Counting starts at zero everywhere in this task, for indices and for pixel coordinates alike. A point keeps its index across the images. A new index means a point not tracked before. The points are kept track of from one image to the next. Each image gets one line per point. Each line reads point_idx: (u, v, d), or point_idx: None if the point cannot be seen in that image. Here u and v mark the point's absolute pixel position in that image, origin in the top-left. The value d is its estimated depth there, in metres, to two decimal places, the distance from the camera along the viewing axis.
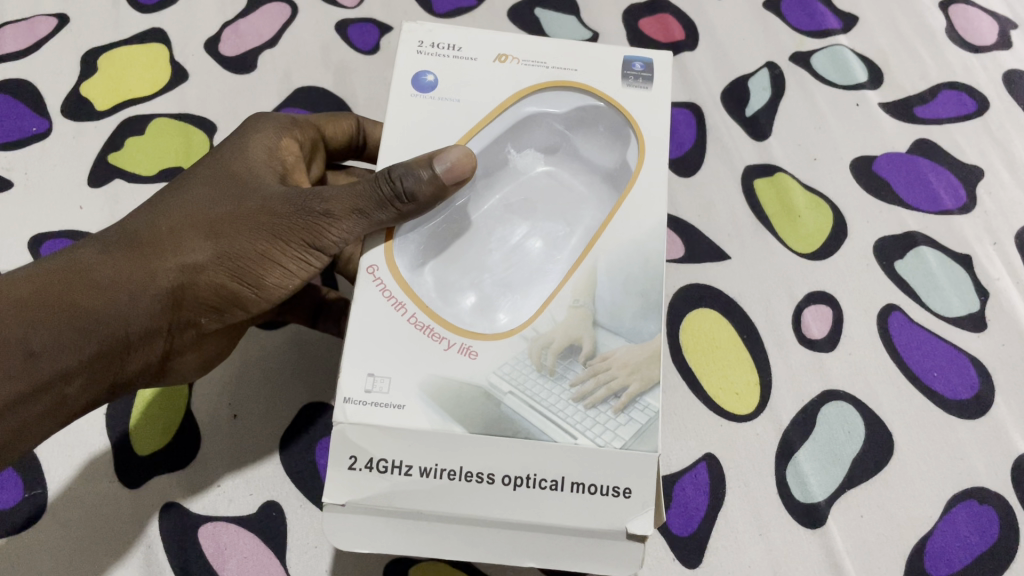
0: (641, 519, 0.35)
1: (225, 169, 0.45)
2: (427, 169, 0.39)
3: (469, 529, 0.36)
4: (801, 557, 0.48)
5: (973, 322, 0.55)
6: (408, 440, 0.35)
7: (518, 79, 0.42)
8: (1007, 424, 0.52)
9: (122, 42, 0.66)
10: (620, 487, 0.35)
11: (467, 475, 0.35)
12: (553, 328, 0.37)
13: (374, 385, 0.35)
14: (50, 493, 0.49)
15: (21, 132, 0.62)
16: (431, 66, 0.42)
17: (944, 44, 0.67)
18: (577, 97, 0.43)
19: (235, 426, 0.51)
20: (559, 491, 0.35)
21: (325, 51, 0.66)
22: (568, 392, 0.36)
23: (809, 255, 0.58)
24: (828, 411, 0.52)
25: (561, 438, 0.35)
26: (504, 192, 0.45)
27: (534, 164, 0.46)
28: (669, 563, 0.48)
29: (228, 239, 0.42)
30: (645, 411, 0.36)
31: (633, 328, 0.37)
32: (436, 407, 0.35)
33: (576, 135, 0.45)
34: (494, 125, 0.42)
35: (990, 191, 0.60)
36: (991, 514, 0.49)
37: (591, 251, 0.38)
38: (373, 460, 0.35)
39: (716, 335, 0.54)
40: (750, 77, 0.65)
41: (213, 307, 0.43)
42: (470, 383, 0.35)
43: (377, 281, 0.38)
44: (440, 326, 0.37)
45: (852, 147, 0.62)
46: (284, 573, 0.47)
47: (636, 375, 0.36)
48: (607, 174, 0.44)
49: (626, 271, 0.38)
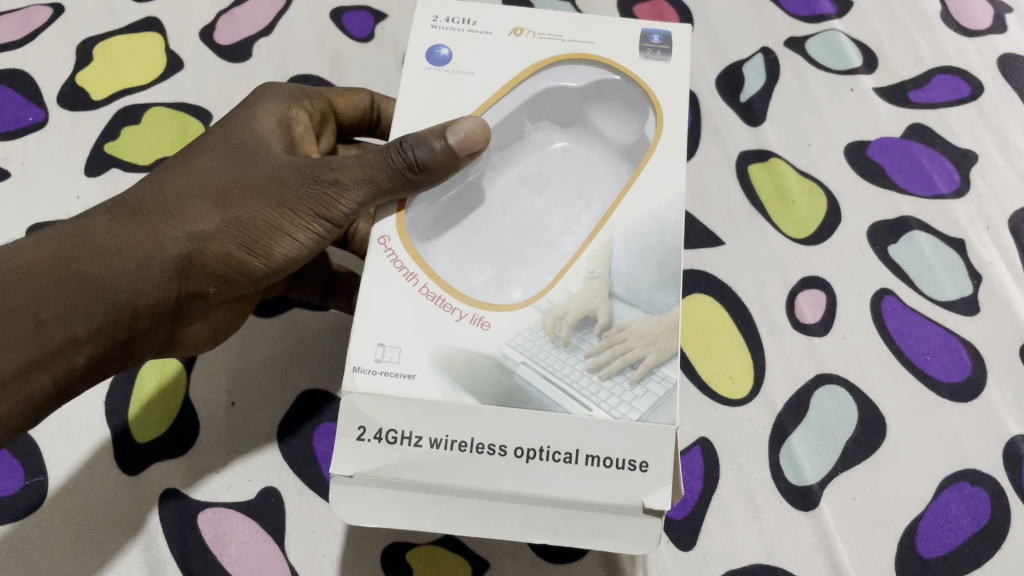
0: (658, 494, 0.35)
1: (234, 138, 0.45)
2: (440, 139, 0.39)
3: (478, 505, 0.36)
4: (794, 538, 0.49)
5: (966, 306, 0.56)
6: (418, 410, 0.35)
7: (533, 52, 0.43)
8: (999, 406, 0.53)
9: (117, 31, 0.66)
10: (637, 460, 0.35)
11: (478, 447, 0.35)
12: (568, 300, 0.37)
13: (384, 355, 0.36)
14: (51, 480, 0.49)
15: (18, 122, 0.62)
16: (445, 40, 0.42)
17: (939, 28, 0.67)
18: (594, 70, 0.44)
19: (232, 414, 0.52)
20: (573, 464, 0.35)
21: (319, 38, 0.66)
22: (583, 363, 0.36)
23: (803, 240, 0.58)
24: (820, 394, 0.53)
25: (576, 409, 0.35)
26: (520, 166, 0.47)
27: (550, 138, 0.48)
28: (662, 545, 0.48)
29: (236, 207, 0.42)
30: (662, 382, 0.36)
31: (651, 298, 0.37)
32: (446, 377, 0.36)
33: (592, 110, 0.46)
34: (507, 99, 0.43)
35: (984, 175, 0.61)
36: (982, 495, 0.50)
37: (607, 223, 0.39)
38: (382, 430, 0.35)
39: (710, 321, 0.55)
40: (744, 62, 0.65)
41: (221, 279, 0.44)
42: (482, 354, 0.36)
43: (388, 251, 0.39)
44: (452, 297, 0.37)
45: (846, 132, 0.62)
46: (283, 557, 0.48)
47: (652, 347, 0.36)
48: (625, 148, 0.45)
49: (644, 241, 0.38)
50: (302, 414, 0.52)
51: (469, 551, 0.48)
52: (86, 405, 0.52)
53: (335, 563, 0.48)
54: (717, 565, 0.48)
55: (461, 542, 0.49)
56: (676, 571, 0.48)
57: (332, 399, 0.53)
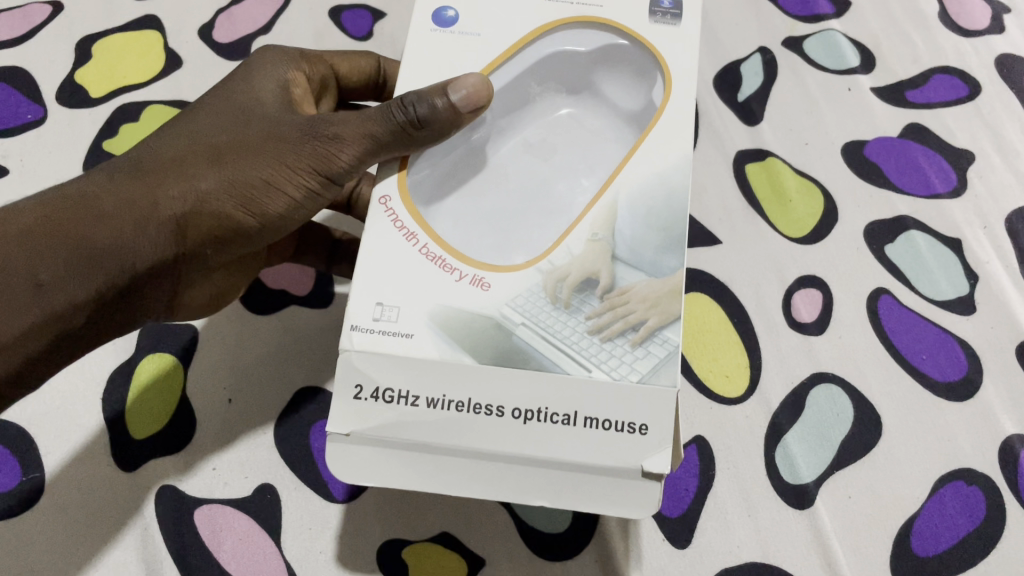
0: (657, 457, 0.35)
1: (232, 101, 0.45)
2: (441, 97, 0.39)
3: (472, 466, 0.36)
4: (790, 537, 0.49)
5: (962, 305, 0.56)
6: (414, 370, 0.35)
7: (541, 13, 0.42)
8: (994, 405, 0.53)
9: (117, 29, 0.66)
10: (636, 423, 0.35)
11: (476, 408, 0.35)
12: (569, 262, 0.37)
13: (382, 314, 0.36)
14: (48, 476, 0.49)
15: (17, 119, 0.62)
16: (451, 1, 0.42)
17: (937, 28, 0.67)
18: (602, 36, 0.44)
19: (229, 410, 0.52)
20: (573, 426, 0.35)
21: (318, 36, 0.66)
22: (584, 325, 0.36)
23: (799, 239, 0.58)
24: (816, 393, 0.53)
25: (575, 370, 0.35)
26: (525, 130, 0.47)
27: (556, 104, 0.48)
28: (657, 543, 0.48)
29: (233, 165, 0.42)
30: (664, 344, 0.36)
31: (654, 261, 0.37)
32: (444, 336, 0.36)
33: (600, 76, 0.47)
34: (512, 61, 0.43)
35: (981, 174, 0.61)
36: (978, 494, 0.50)
37: (612, 186, 0.39)
38: (378, 389, 0.36)
39: (706, 319, 0.55)
40: (742, 62, 0.65)
41: (219, 237, 0.44)
42: (481, 314, 0.36)
43: (389, 212, 0.38)
44: (452, 258, 0.37)
45: (844, 131, 0.62)
46: (279, 554, 0.48)
47: (655, 309, 0.36)
48: (630, 115, 0.46)
49: (647, 206, 0.38)
50: (300, 411, 0.52)
51: (465, 548, 0.48)
52: (83, 401, 0.52)
53: (332, 561, 0.48)
54: (712, 564, 0.48)
55: (456, 539, 0.49)
56: (671, 569, 0.48)
57: (327, 396, 0.53)
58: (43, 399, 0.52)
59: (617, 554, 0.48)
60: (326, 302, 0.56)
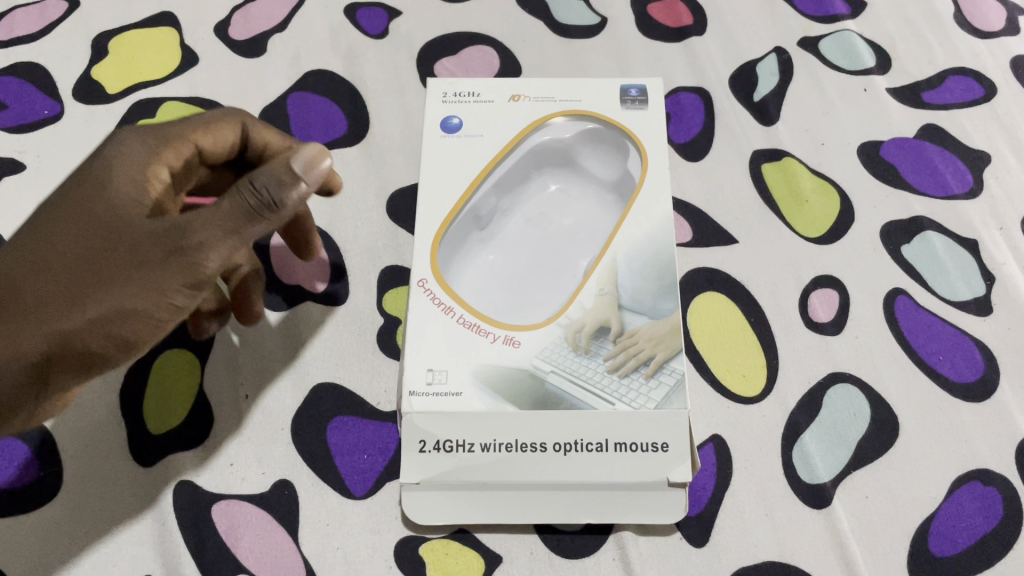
0: (679, 469, 0.46)
1: (73, 202, 0.43)
2: (287, 176, 0.42)
3: (525, 493, 0.47)
4: (807, 536, 0.49)
5: (978, 306, 0.56)
6: (470, 422, 0.46)
7: (531, 112, 0.56)
8: (1011, 406, 0.53)
9: (133, 26, 0.67)
10: (658, 443, 0.46)
11: (528, 447, 0.46)
12: (584, 315, 0.49)
13: (434, 378, 0.47)
14: (67, 470, 0.50)
15: (33, 115, 0.62)
16: (456, 112, 0.56)
17: (952, 30, 0.67)
18: (583, 122, 0.57)
19: (246, 407, 0.52)
20: (604, 451, 0.46)
21: (335, 34, 0.67)
22: (603, 365, 0.47)
23: (816, 239, 0.58)
24: (833, 393, 0.53)
25: (601, 405, 0.46)
26: (527, 208, 0.58)
27: (547, 184, 0.59)
28: (674, 542, 0.48)
29: (106, 290, 0.40)
30: (672, 374, 0.47)
31: (654, 305, 0.49)
32: (489, 391, 0.47)
33: (582, 154, 0.58)
34: (510, 158, 0.56)
35: (997, 176, 0.61)
36: (995, 495, 0.50)
37: (611, 248, 0.51)
38: (439, 442, 0.46)
39: (722, 319, 0.55)
40: (758, 62, 0.65)
41: (85, 374, 0.42)
42: (517, 367, 0.47)
43: (428, 292, 0.50)
44: (487, 324, 0.49)
45: (859, 132, 0.62)
46: (297, 549, 0.48)
47: (660, 346, 0.48)
48: (610, 184, 0.58)
49: (642, 262, 0.50)
50: (318, 407, 0.52)
51: (482, 546, 0.48)
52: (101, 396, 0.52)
53: (349, 556, 0.48)
54: (729, 563, 0.48)
55: (473, 536, 0.49)
56: (689, 568, 0.48)
57: (344, 392, 0.53)
58: None
59: (634, 553, 0.48)
60: (341, 300, 0.56)
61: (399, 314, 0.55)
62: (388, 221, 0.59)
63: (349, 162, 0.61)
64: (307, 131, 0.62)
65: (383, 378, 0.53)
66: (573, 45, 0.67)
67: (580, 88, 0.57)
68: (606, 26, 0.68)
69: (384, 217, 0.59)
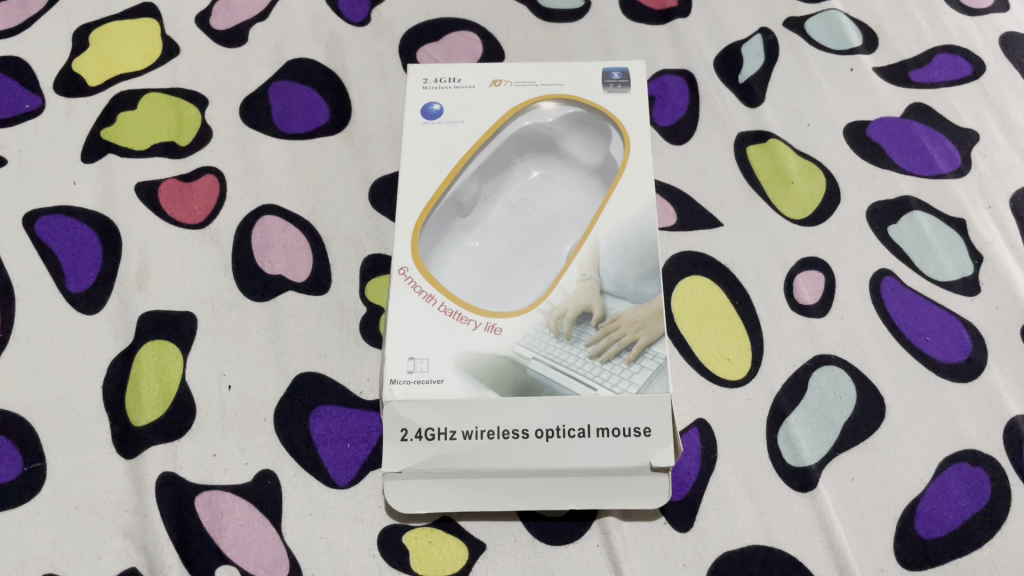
0: (663, 455, 0.45)
1: None
2: None
3: (509, 481, 0.46)
4: (792, 519, 0.48)
5: (967, 286, 0.55)
6: (451, 410, 0.45)
7: (512, 97, 0.55)
8: (999, 386, 0.52)
9: (114, 18, 0.66)
10: (641, 428, 0.45)
11: (508, 434, 0.45)
12: (566, 301, 0.48)
13: (415, 366, 0.46)
14: (51, 466, 0.50)
15: (14, 109, 0.62)
16: (436, 98, 0.55)
17: (941, 7, 0.67)
18: (566, 106, 0.56)
19: (229, 398, 0.52)
20: (586, 437, 0.45)
21: (317, 22, 0.66)
22: (584, 351, 0.46)
23: (801, 221, 0.57)
24: (820, 375, 0.52)
25: (583, 390, 0.45)
26: (508, 194, 0.58)
27: (529, 170, 0.59)
28: (659, 527, 0.48)
29: None
30: (654, 358, 0.46)
31: (636, 291, 0.48)
32: (468, 379, 0.46)
33: (565, 138, 0.58)
34: (492, 141, 0.55)
35: (985, 154, 0.60)
36: (982, 476, 0.50)
37: (593, 232, 0.50)
38: (421, 430, 0.46)
39: (707, 302, 0.54)
40: (743, 43, 0.65)
41: None
42: (498, 354, 0.46)
43: (408, 280, 0.49)
44: (467, 312, 0.48)
45: (846, 112, 0.62)
46: (280, 539, 0.48)
47: (642, 330, 0.47)
48: (594, 168, 0.57)
49: (624, 245, 0.49)
50: (299, 397, 0.52)
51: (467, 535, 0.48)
52: (85, 391, 0.52)
53: (332, 545, 0.48)
54: (714, 548, 0.48)
55: (457, 524, 0.49)
56: (674, 552, 0.48)
57: (328, 380, 0.53)
58: (45, 390, 0.52)
59: (617, 537, 0.48)
60: (324, 290, 0.55)
61: (382, 302, 0.55)
62: (370, 210, 0.58)
63: (331, 152, 0.60)
64: (289, 121, 0.62)
65: (366, 367, 0.53)
66: (558, 29, 0.66)
67: (562, 71, 0.56)
68: (590, 10, 0.67)
69: (367, 206, 0.58)
